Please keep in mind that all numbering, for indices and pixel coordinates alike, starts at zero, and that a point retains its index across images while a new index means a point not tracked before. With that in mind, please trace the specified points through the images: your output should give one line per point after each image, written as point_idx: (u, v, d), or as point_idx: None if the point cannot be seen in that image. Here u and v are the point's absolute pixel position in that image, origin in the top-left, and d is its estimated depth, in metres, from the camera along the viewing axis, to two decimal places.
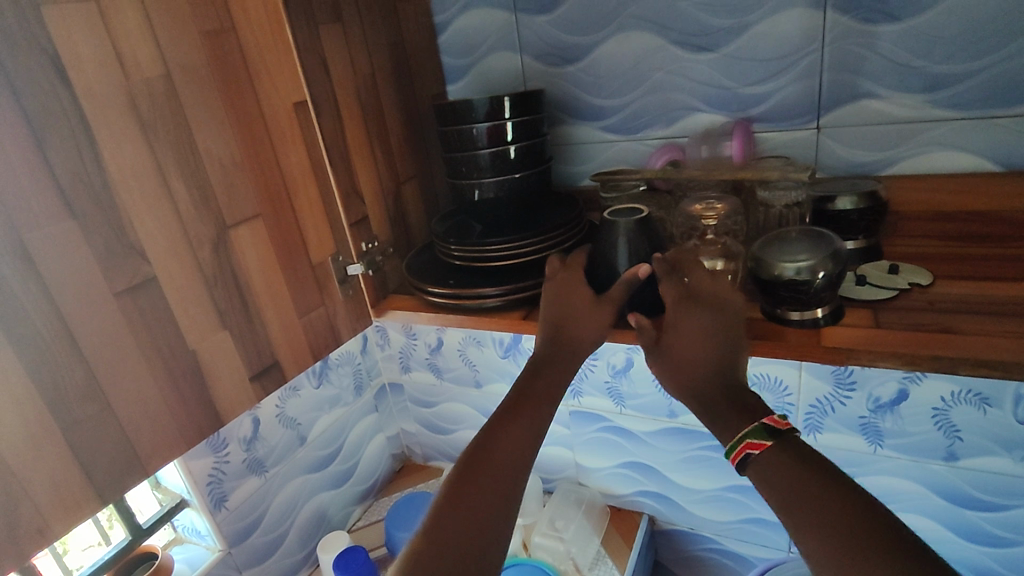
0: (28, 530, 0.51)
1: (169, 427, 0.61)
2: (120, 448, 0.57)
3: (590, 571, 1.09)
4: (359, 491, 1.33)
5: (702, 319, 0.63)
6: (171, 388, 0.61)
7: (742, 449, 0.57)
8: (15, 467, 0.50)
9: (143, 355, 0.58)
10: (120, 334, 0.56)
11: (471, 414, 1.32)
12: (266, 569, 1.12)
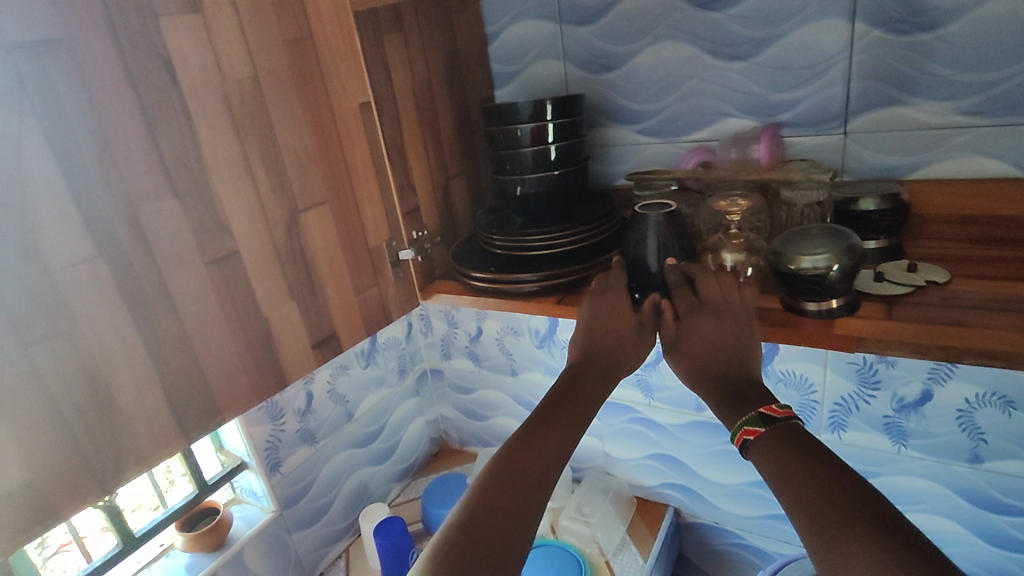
0: (129, 458, 0.60)
1: (244, 382, 0.70)
2: (204, 396, 0.66)
3: (615, 555, 1.14)
4: (399, 469, 1.42)
5: (711, 325, 0.70)
6: (246, 348, 0.70)
7: (741, 435, 0.63)
8: (123, 404, 0.59)
9: (225, 317, 0.67)
10: (208, 296, 0.65)
11: (506, 402, 1.38)
12: (312, 533, 1.21)
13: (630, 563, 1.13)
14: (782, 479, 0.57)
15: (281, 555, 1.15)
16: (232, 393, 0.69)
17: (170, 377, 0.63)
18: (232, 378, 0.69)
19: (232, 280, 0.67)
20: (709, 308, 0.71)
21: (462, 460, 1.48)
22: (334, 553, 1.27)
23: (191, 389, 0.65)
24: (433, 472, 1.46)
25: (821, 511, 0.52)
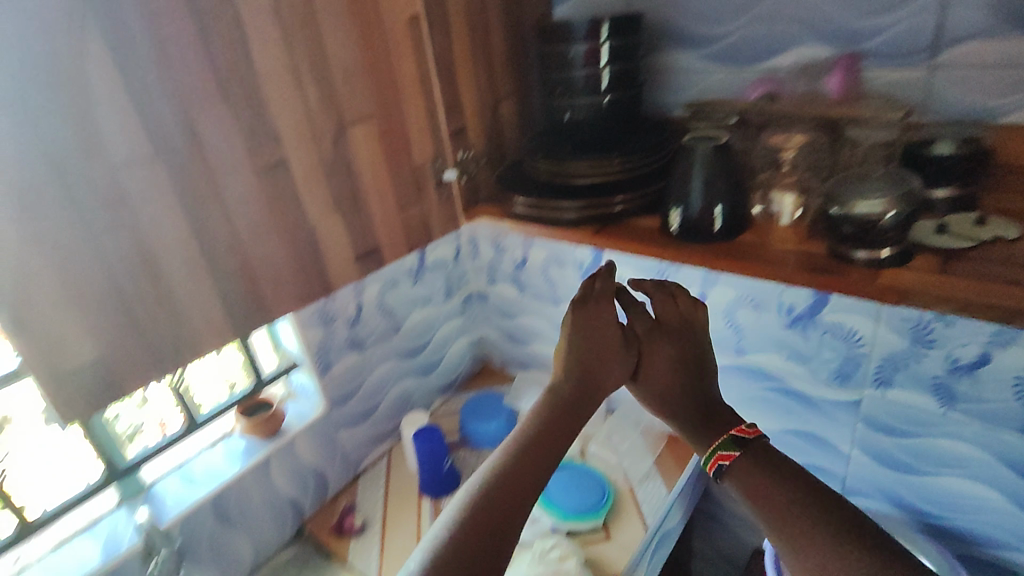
0: (187, 345, 0.67)
1: (290, 286, 0.75)
2: (254, 295, 0.71)
3: (639, 485, 1.18)
4: (442, 383, 1.49)
5: (677, 351, 0.82)
6: (293, 253, 0.74)
7: (715, 459, 0.73)
8: (180, 296, 0.65)
9: (274, 222, 0.71)
10: (257, 200, 0.69)
11: (548, 330, 1.41)
12: (358, 432, 1.31)
13: (652, 492, 1.17)
14: (759, 495, 0.68)
15: (329, 449, 1.25)
16: (280, 295, 0.74)
17: (222, 274, 0.68)
18: (279, 281, 0.74)
19: (279, 187, 0.70)
20: (666, 329, 0.83)
21: (501, 381, 1.54)
22: (378, 452, 1.37)
23: (241, 286, 0.70)
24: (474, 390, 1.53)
25: (792, 517, 0.64)
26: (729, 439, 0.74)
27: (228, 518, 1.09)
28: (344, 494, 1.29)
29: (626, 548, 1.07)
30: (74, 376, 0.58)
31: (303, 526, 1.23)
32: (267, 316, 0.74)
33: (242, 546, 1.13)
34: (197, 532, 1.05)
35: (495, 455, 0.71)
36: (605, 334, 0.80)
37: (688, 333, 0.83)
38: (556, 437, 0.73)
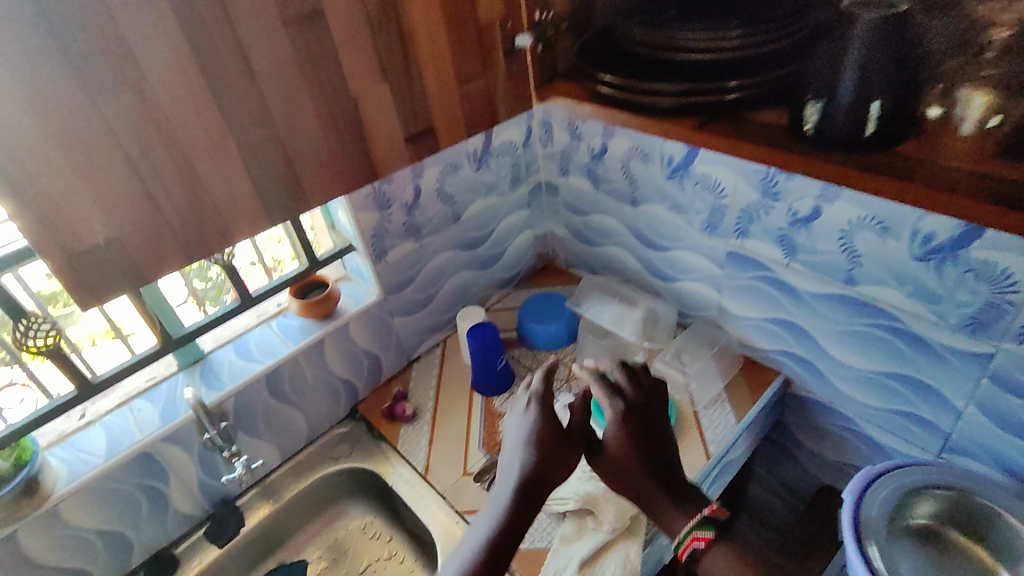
0: (213, 231, 0.60)
1: (330, 169, 0.65)
2: (288, 176, 0.62)
3: (704, 410, 1.10)
4: (502, 277, 1.41)
5: (628, 444, 0.80)
6: (331, 130, 0.63)
7: (690, 542, 0.75)
8: (202, 176, 0.56)
9: (307, 90, 0.59)
10: (286, 62, 0.57)
11: (622, 232, 1.27)
12: (413, 321, 1.27)
13: (719, 419, 1.08)
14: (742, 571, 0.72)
15: (384, 336, 1.23)
16: (318, 178, 0.65)
17: (248, 150, 0.58)
18: (316, 162, 0.64)
19: (312, 47, 0.58)
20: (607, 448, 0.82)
21: (566, 281, 1.44)
22: (433, 341, 1.33)
23: (272, 166, 0.61)
24: (536, 287, 1.44)
25: None
26: (701, 519, 0.76)
27: (282, 395, 1.11)
28: (397, 380, 1.28)
29: (683, 473, 1.01)
30: (87, 259, 0.53)
31: (356, 406, 1.24)
32: (303, 202, 0.65)
33: (297, 421, 1.15)
34: (252, 405, 1.07)
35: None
36: (551, 449, 0.78)
37: (636, 420, 0.81)
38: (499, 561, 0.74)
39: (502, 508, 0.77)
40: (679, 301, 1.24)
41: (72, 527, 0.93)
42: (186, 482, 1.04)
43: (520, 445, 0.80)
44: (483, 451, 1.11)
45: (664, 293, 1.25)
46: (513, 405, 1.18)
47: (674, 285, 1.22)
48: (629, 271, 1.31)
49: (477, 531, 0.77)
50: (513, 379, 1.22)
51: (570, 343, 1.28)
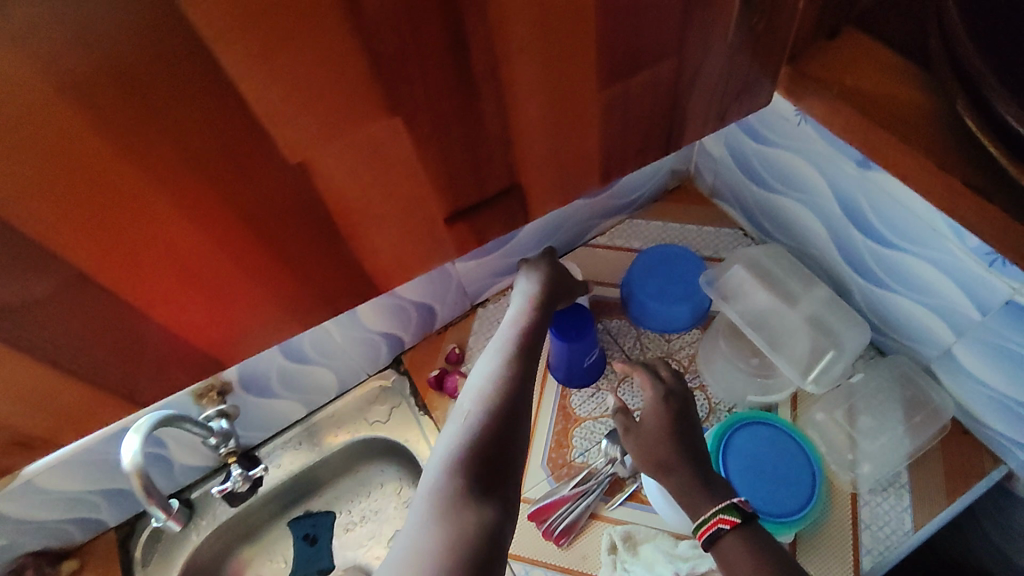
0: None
1: (245, 326, 0.47)
2: (119, 319, 0.41)
3: (868, 495, 0.77)
4: (616, 204, 0.99)
5: (664, 417, 0.74)
6: (246, 277, 0.44)
7: (715, 522, 0.65)
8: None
9: (176, 218, 0.38)
10: (129, 212, 0.36)
11: (821, 190, 0.80)
12: (484, 264, 0.93)
13: (887, 515, 0.75)
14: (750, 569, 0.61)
15: (440, 284, 0.91)
16: (231, 339, 0.47)
17: (62, 311, 0.38)
18: (224, 321, 0.46)
19: (177, 178, 0.36)
20: (641, 431, 0.74)
21: (704, 219, 1.01)
22: (506, 283, 1.01)
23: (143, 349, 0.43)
24: (660, 220, 1.02)
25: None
26: (732, 505, 0.66)
27: (302, 357, 0.85)
28: (455, 329, 1.00)
29: None
30: None
31: (401, 357, 0.99)
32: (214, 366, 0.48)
33: (323, 376, 0.92)
34: (261, 370, 0.82)
35: (484, 386, 0.64)
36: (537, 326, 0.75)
37: (677, 403, 0.75)
38: (523, 396, 0.64)
39: (509, 352, 0.69)
40: (875, 312, 0.82)
41: (57, 491, 0.79)
42: (187, 443, 0.86)
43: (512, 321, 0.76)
44: (547, 472, 0.85)
45: (855, 291, 0.84)
46: (597, 410, 0.89)
47: (880, 290, 0.79)
48: (810, 241, 0.87)
49: (482, 374, 0.67)
50: (604, 369, 0.92)
51: (692, 329, 0.93)
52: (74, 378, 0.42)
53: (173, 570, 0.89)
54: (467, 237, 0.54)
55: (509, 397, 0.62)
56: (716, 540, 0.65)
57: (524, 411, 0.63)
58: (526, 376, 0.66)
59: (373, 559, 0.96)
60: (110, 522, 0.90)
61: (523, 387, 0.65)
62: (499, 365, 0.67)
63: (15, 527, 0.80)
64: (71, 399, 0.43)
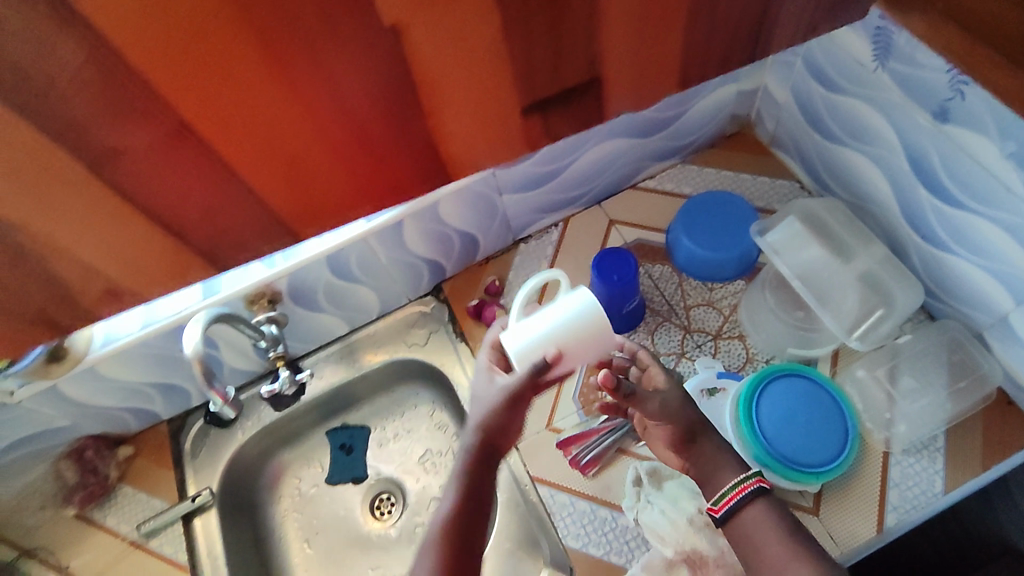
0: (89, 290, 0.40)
1: (315, 198, 0.44)
2: (210, 209, 0.40)
3: (901, 455, 0.76)
4: (670, 148, 0.97)
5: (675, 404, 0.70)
6: (325, 138, 0.40)
7: (751, 482, 0.65)
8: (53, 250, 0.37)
9: (274, 85, 0.36)
10: (211, 58, 0.33)
11: (889, 143, 0.77)
12: (530, 198, 0.92)
13: (917, 476, 0.75)
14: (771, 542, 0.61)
15: (485, 214, 0.91)
16: (300, 210, 0.44)
17: (148, 169, 0.36)
18: (300, 188, 0.43)
19: (302, 74, 0.36)
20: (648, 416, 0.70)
21: (761, 169, 0.99)
22: (551, 219, 1.00)
23: (215, 200, 0.40)
24: (714, 166, 1.00)
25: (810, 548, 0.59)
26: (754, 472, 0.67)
27: (347, 275, 0.87)
28: (495, 263, 1.00)
29: (836, 540, 0.73)
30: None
31: (442, 285, 1.01)
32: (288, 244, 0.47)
33: (365, 296, 0.94)
34: (309, 283, 0.84)
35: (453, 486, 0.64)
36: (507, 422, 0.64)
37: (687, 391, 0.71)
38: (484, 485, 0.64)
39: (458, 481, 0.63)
40: (931, 276, 0.80)
41: (119, 380, 0.85)
42: (238, 346, 0.90)
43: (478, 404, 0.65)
44: (578, 405, 0.87)
45: (912, 251, 0.81)
46: (631, 352, 0.90)
47: (939, 252, 0.77)
48: (871, 197, 0.84)
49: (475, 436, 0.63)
50: (644, 316, 0.91)
51: (735, 279, 0.92)
52: (198, 257, 0.42)
53: (220, 465, 0.94)
54: (541, 134, 0.49)
55: (458, 547, 0.61)
56: (743, 508, 0.64)
57: (473, 554, 0.62)
58: (475, 510, 0.63)
59: (403, 473, 1.00)
60: (163, 415, 0.96)
61: (472, 522, 0.63)
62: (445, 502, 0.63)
63: (77, 410, 0.86)
64: (155, 249, 0.41)
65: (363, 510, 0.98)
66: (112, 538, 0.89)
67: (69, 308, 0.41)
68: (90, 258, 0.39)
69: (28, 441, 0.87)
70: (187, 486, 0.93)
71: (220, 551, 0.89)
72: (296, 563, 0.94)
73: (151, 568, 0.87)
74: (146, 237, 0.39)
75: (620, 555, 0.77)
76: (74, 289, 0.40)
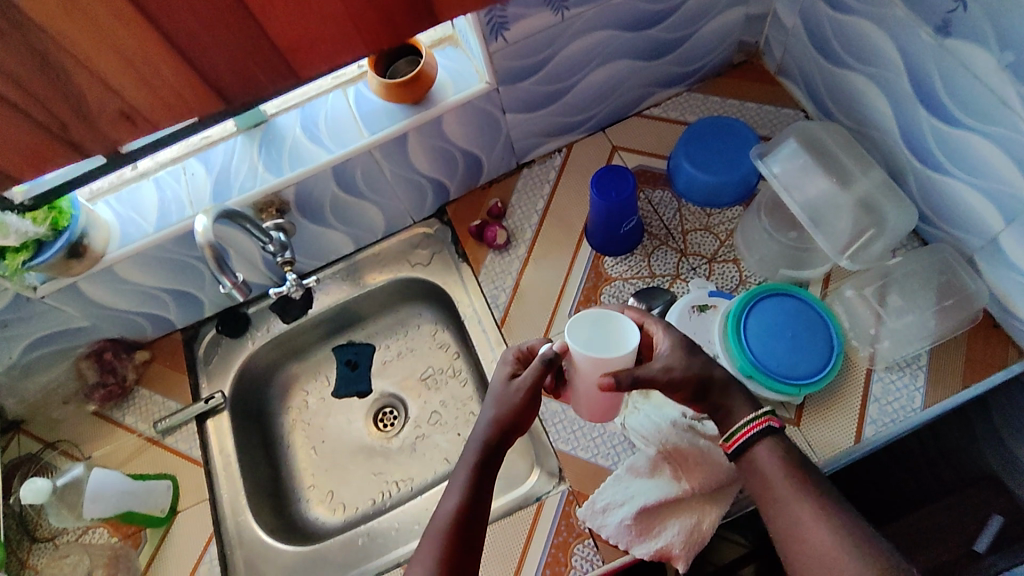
0: (114, 110, 0.51)
1: (317, 45, 0.53)
2: (228, 47, 0.50)
3: (884, 372, 0.79)
4: (675, 73, 0.97)
5: (671, 351, 0.68)
6: None
7: (761, 421, 0.63)
8: (102, 70, 0.48)
9: None
10: None
11: (891, 63, 0.77)
12: (534, 119, 0.94)
13: (898, 391, 0.78)
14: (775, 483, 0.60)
15: (488, 134, 0.92)
16: (294, 34, 0.52)
17: None
18: (300, 25, 0.51)
19: None
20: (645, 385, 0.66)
21: (766, 98, 0.99)
22: (555, 144, 1.01)
23: (223, 18, 0.48)
24: (719, 94, 1.00)
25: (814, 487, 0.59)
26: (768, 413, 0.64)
27: (354, 189, 0.90)
28: (499, 186, 1.02)
29: (814, 449, 0.77)
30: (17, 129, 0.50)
31: (446, 208, 1.03)
32: (285, 74, 0.54)
33: (370, 213, 0.97)
34: (316, 194, 0.87)
35: (465, 476, 0.64)
36: (525, 418, 0.66)
37: (680, 334, 0.69)
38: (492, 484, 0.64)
39: (471, 475, 0.63)
40: (926, 199, 0.81)
41: (136, 283, 0.88)
42: (248, 258, 0.93)
43: (498, 401, 0.66)
44: None
45: (909, 175, 0.82)
46: (629, 273, 0.92)
47: (935, 174, 0.78)
48: (872, 122, 0.85)
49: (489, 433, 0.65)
50: (641, 239, 0.93)
51: (735, 205, 0.93)
52: (216, 94, 0.53)
53: (232, 370, 0.99)
54: None
55: (459, 540, 0.60)
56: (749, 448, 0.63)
57: (471, 549, 0.61)
58: (482, 504, 0.63)
59: (405, 387, 1.04)
60: (177, 323, 1.00)
61: (477, 518, 0.62)
62: (454, 493, 0.63)
63: (96, 311, 0.91)
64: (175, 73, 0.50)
65: (366, 421, 1.02)
66: (130, 434, 0.95)
67: (88, 118, 0.51)
68: (120, 78, 0.49)
69: (50, 340, 0.91)
70: (201, 389, 0.98)
71: (231, 448, 0.94)
72: (303, 466, 1.00)
73: (167, 462, 0.93)
74: (168, 64, 0.49)
75: (607, 458, 0.82)
76: (93, 99, 0.50)
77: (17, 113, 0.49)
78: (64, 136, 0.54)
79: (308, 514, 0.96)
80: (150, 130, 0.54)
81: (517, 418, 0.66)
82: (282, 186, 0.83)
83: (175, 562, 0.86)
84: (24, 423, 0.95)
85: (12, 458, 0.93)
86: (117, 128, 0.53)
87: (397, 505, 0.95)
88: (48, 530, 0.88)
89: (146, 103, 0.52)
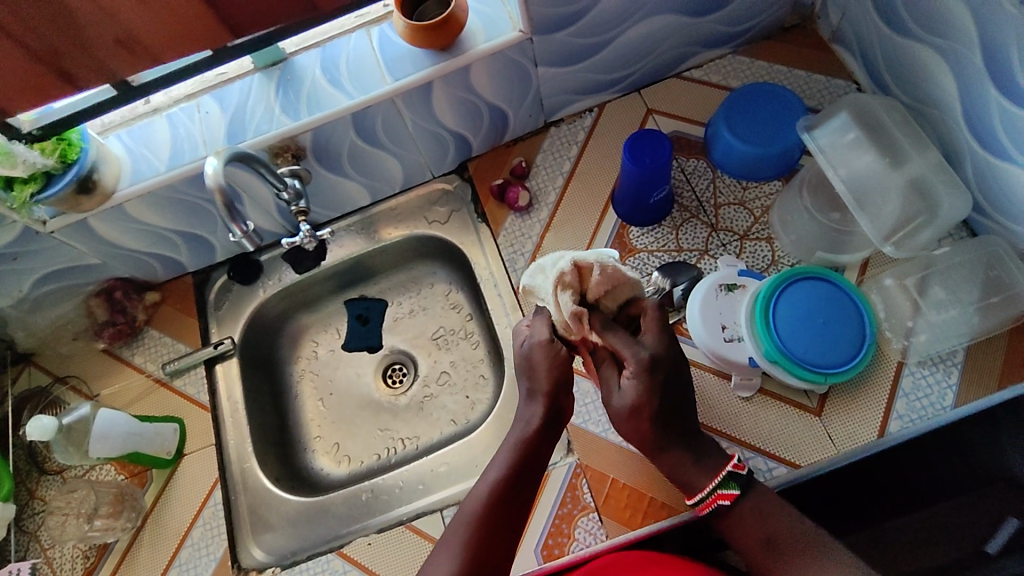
0: (115, 32, 0.58)
1: None
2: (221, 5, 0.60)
3: (916, 367, 0.76)
4: (721, 34, 0.90)
5: None
6: None
7: (714, 498, 0.67)
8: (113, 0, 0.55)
9: None
10: None
11: (962, 37, 0.70)
12: (566, 75, 0.88)
13: (929, 388, 0.75)
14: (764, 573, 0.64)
15: (518, 88, 0.87)
16: None
17: None
18: None
19: None
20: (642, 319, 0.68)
21: (817, 66, 0.92)
22: (586, 103, 0.96)
23: None
24: (767, 59, 0.94)
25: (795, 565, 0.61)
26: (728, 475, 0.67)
27: (373, 138, 0.86)
28: (524, 144, 0.97)
29: (834, 442, 0.74)
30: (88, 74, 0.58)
31: (468, 163, 0.99)
32: None
33: (389, 165, 0.93)
34: (334, 142, 0.83)
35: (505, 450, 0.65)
36: (562, 374, 0.66)
37: None
38: (532, 459, 0.65)
39: (508, 452, 0.64)
40: (981, 186, 0.76)
41: (147, 223, 0.86)
42: (262, 205, 0.90)
43: (531, 370, 0.67)
44: None
45: (966, 159, 0.77)
46: (655, 245, 0.88)
47: (997, 161, 0.72)
48: (932, 99, 0.78)
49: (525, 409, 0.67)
50: (670, 210, 0.88)
51: (773, 180, 0.88)
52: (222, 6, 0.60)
53: (242, 317, 0.97)
54: None
55: (492, 517, 0.61)
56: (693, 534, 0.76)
57: (505, 529, 0.62)
58: (521, 480, 0.64)
59: (416, 346, 1.02)
60: (189, 266, 0.99)
61: (513, 496, 0.63)
62: (493, 468, 0.64)
63: (107, 249, 0.89)
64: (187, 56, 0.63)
65: (375, 377, 1.01)
66: (139, 374, 0.94)
67: (86, 36, 0.58)
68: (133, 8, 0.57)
69: (61, 275, 0.90)
70: (210, 333, 0.97)
71: (238, 396, 0.93)
72: (311, 417, 0.99)
73: (174, 405, 0.92)
74: None
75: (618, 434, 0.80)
76: (90, 10, 0.56)
77: (20, 31, 0.55)
78: (72, 59, 0.60)
79: (314, 464, 0.96)
80: (140, 23, 0.58)
81: (552, 378, 0.66)
82: (299, 131, 0.79)
83: (180, 504, 0.87)
84: (35, 355, 0.95)
85: (23, 390, 0.94)
86: (126, 44, 0.60)
87: (403, 462, 0.94)
88: (56, 464, 0.89)
89: (149, 21, 0.58)
